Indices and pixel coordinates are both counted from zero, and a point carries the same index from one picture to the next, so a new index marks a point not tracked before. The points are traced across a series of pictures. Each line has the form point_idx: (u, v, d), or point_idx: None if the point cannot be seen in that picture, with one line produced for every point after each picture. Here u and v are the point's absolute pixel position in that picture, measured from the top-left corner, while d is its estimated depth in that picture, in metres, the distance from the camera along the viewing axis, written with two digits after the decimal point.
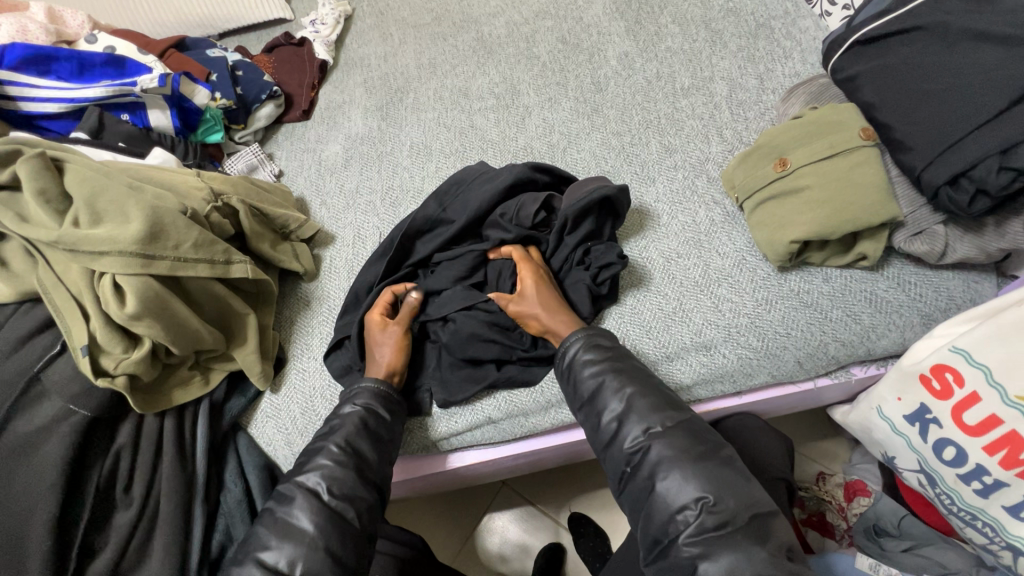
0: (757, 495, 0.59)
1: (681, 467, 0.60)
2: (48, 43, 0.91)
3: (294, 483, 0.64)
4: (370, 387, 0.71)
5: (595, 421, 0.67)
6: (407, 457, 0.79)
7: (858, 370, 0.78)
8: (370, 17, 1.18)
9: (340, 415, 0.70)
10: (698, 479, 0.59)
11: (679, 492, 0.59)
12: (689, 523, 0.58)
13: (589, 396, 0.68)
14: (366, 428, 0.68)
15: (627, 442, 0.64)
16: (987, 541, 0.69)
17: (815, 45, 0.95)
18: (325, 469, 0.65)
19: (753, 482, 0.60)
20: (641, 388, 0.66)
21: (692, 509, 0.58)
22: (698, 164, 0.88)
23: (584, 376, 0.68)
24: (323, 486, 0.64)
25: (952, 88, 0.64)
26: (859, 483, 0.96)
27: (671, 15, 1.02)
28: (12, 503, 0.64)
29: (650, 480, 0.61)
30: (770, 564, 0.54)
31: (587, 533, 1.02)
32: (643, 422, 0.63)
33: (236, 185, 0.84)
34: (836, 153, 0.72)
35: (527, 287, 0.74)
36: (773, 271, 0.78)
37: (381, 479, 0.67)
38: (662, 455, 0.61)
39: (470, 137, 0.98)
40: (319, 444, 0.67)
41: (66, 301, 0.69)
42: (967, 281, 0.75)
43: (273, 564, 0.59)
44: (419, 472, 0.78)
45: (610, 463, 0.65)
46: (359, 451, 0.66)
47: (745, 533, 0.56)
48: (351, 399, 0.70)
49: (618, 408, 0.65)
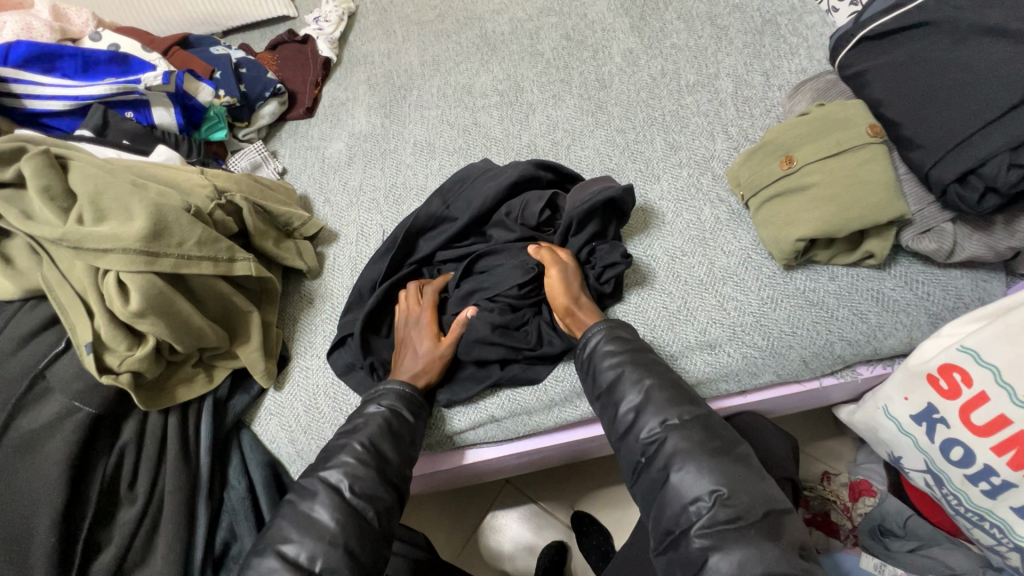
0: (770, 490, 0.58)
1: (695, 460, 0.60)
2: (53, 40, 0.91)
3: (318, 477, 0.64)
4: (395, 388, 0.71)
5: (611, 412, 0.67)
6: (429, 453, 0.79)
7: (864, 370, 0.78)
8: (373, 14, 1.17)
9: (364, 414, 0.69)
10: (711, 474, 0.59)
11: (692, 485, 0.59)
12: (700, 515, 0.57)
13: (608, 386, 0.68)
14: (390, 428, 0.68)
15: (643, 433, 0.64)
16: (996, 542, 0.68)
17: (822, 41, 0.94)
18: (349, 466, 0.65)
19: (767, 480, 0.60)
20: (659, 380, 0.66)
21: (704, 502, 0.58)
22: (703, 161, 0.87)
23: (604, 366, 0.68)
24: (345, 483, 0.64)
25: (962, 84, 0.63)
26: (865, 483, 0.96)
27: (676, 12, 1.01)
28: (18, 499, 0.64)
29: (662, 472, 0.61)
30: (781, 561, 0.54)
31: (591, 532, 1.02)
32: (660, 414, 0.63)
33: (239, 182, 0.84)
34: (843, 150, 0.71)
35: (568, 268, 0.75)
36: (778, 270, 0.77)
37: (401, 481, 0.67)
38: (677, 447, 0.61)
39: (474, 134, 0.97)
40: (344, 441, 0.67)
41: (69, 297, 0.69)
42: (975, 280, 0.74)
43: (294, 556, 0.59)
44: (441, 466, 0.78)
45: (624, 453, 0.65)
46: (382, 452, 0.66)
47: (758, 529, 0.56)
48: (375, 400, 0.70)
49: (635, 399, 0.65)
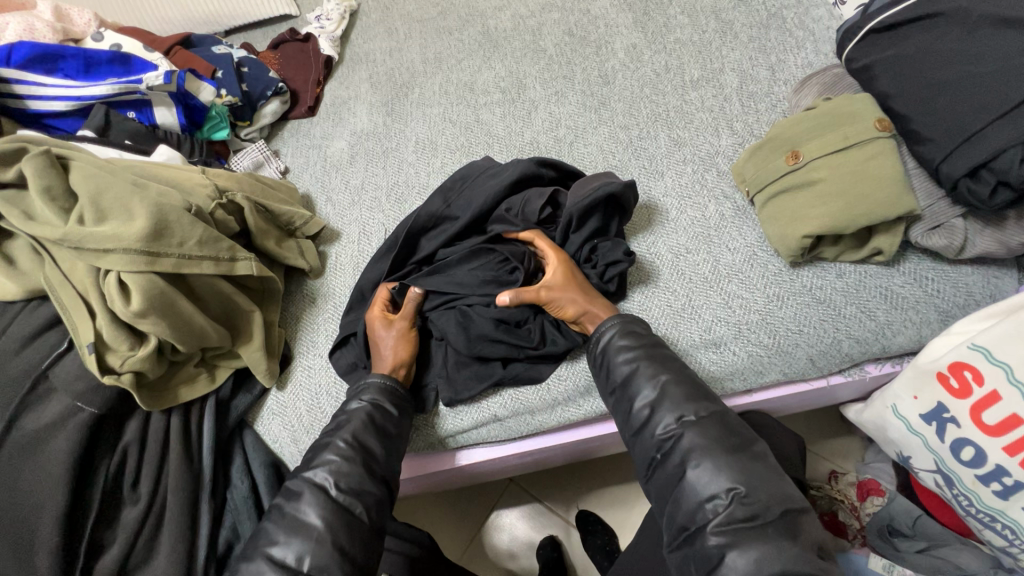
0: (788, 489, 0.58)
1: (713, 457, 0.59)
2: (54, 41, 0.91)
3: (301, 478, 0.64)
4: (376, 381, 0.70)
5: (627, 406, 0.66)
6: (413, 455, 0.79)
7: (872, 368, 0.76)
8: (375, 13, 1.17)
9: (347, 410, 0.69)
10: (728, 471, 0.58)
11: (709, 481, 0.58)
12: (718, 512, 0.56)
13: (622, 381, 0.67)
14: (373, 423, 0.67)
15: (659, 429, 0.63)
16: (1007, 544, 0.67)
17: (829, 35, 0.92)
18: (333, 464, 0.64)
19: (784, 478, 0.59)
20: (675, 375, 0.65)
21: (722, 499, 0.57)
22: (707, 157, 0.86)
23: (618, 362, 0.67)
24: (330, 481, 0.63)
25: (972, 77, 0.62)
26: (873, 482, 0.95)
27: (680, 6, 1.00)
28: (22, 499, 0.65)
29: (679, 469, 0.60)
30: (800, 560, 0.53)
31: (596, 532, 1.01)
32: (677, 409, 0.63)
33: (241, 181, 0.84)
34: (850, 145, 0.70)
35: (563, 263, 0.75)
36: (785, 267, 0.76)
37: (389, 474, 0.67)
38: (695, 443, 0.60)
39: (476, 132, 0.97)
40: (327, 439, 0.67)
41: (71, 297, 0.69)
42: (986, 277, 0.72)
43: (282, 559, 0.59)
44: (426, 471, 0.78)
45: (639, 449, 0.64)
46: (367, 446, 0.66)
47: (777, 528, 0.55)
48: (357, 395, 0.70)
49: (651, 395, 0.64)
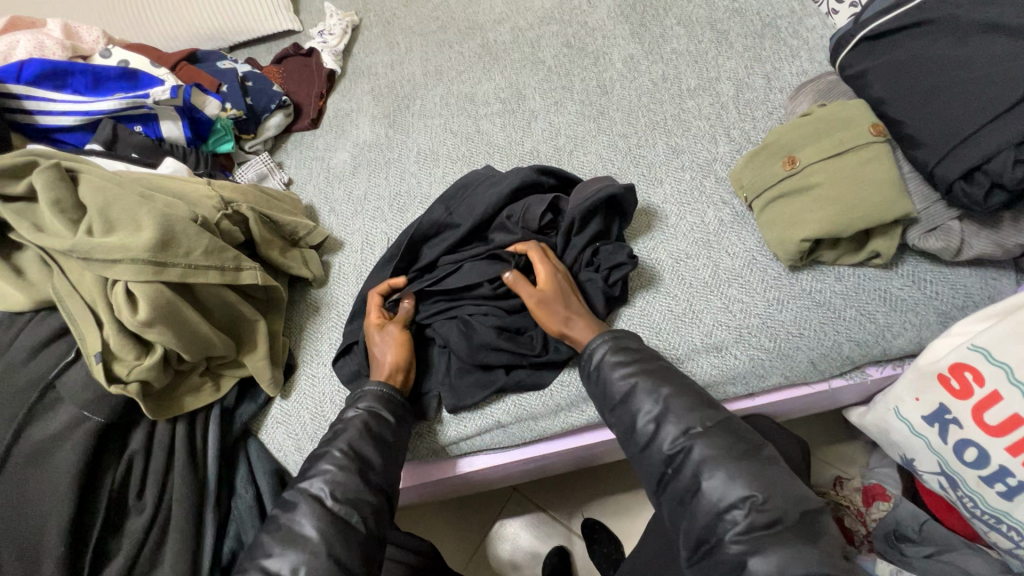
0: (801, 492, 0.58)
1: (724, 466, 0.59)
2: (65, 57, 0.93)
3: (298, 489, 0.64)
4: (375, 389, 0.71)
5: (630, 424, 0.66)
6: (414, 464, 0.79)
7: (874, 370, 0.77)
8: (377, 27, 1.19)
9: (345, 419, 0.70)
10: (743, 479, 0.58)
11: (724, 491, 0.58)
12: (736, 522, 0.56)
13: (622, 398, 0.66)
14: (369, 432, 0.68)
15: (666, 444, 0.62)
16: (1013, 545, 0.67)
17: (823, 43, 0.94)
18: (329, 474, 0.64)
19: (794, 479, 0.59)
20: (675, 388, 0.65)
21: (740, 509, 0.56)
22: (706, 164, 0.87)
23: (615, 378, 0.67)
24: (326, 490, 0.63)
25: (962, 82, 0.63)
26: (878, 487, 0.94)
27: (676, 17, 1.02)
28: (28, 508, 0.65)
29: (693, 481, 0.60)
30: (797, 565, 0.53)
31: (601, 540, 1.00)
32: (682, 423, 0.62)
33: (247, 193, 0.86)
34: (845, 150, 0.71)
35: (552, 281, 0.73)
36: (784, 271, 0.77)
37: (389, 481, 0.67)
38: (705, 454, 0.60)
39: (477, 142, 0.98)
40: (323, 449, 0.67)
41: (79, 307, 0.70)
42: (984, 279, 0.73)
43: (278, 570, 0.59)
44: (428, 478, 0.78)
45: (647, 466, 0.64)
46: (362, 455, 0.66)
47: (795, 531, 0.56)
48: (356, 403, 0.71)
49: (654, 410, 0.64)
